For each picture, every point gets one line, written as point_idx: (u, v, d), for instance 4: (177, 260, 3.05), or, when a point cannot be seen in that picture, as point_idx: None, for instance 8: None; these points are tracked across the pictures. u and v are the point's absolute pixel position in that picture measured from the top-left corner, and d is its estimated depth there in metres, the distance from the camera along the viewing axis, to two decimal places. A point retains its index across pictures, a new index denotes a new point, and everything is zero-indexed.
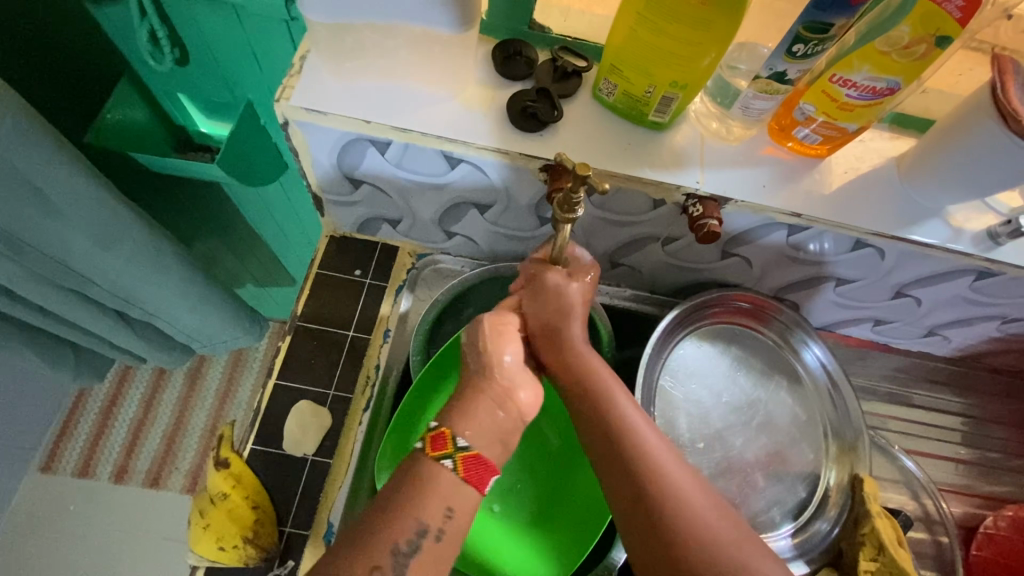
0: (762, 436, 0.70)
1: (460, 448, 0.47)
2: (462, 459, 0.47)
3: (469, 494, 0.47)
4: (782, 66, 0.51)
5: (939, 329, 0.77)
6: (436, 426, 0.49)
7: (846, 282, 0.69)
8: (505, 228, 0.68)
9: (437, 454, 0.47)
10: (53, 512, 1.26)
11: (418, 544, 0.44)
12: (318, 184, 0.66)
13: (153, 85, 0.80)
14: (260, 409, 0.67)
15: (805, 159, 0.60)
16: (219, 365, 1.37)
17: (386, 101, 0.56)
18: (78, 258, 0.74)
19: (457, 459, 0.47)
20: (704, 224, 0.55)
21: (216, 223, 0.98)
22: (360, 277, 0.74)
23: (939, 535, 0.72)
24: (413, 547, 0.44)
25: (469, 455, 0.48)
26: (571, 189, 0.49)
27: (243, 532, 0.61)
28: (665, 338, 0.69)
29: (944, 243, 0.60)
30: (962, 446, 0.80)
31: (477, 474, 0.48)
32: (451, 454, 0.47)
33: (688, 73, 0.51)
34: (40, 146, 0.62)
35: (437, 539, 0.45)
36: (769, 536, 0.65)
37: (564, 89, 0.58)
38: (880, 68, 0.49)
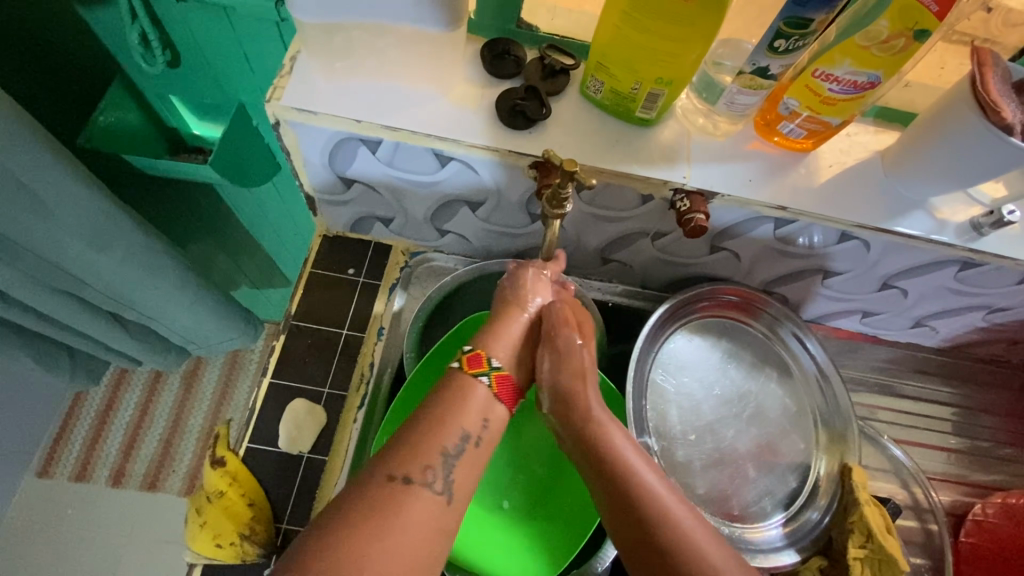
0: (753, 427, 0.70)
1: (495, 367, 0.52)
2: (498, 378, 0.52)
3: (499, 409, 0.52)
4: (765, 61, 0.52)
5: (926, 319, 0.78)
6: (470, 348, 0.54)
7: (833, 274, 0.70)
8: (496, 225, 0.69)
9: (476, 371, 0.52)
10: (51, 516, 1.26)
11: (463, 447, 0.48)
12: (311, 184, 0.67)
13: (145, 87, 0.80)
14: (256, 407, 0.67)
15: (791, 153, 0.61)
16: (215, 367, 1.38)
17: (376, 101, 0.57)
18: (72, 260, 0.75)
19: (492, 376, 0.52)
20: (691, 218, 0.56)
21: (210, 225, 0.98)
22: (354, 276, 0.75)
23: (928, 522, 0.73)
24: (458, 451, 0.47)
25: (502, 374, 0.53)
26: (559, 184, 0.51)
27: (240, 529, 0.63)
28: (655, 332, 0.70)
29: (928, 234, 0.60)
30: (952, 436, 0.81)
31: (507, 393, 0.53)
32: (487, 371, 0.52)
33: (674, 69, 0.52)
34: (32, 148, 0.62)
35: (478, 444, 0.49)
36: (760, 525, 0.66)
37: (553, 87, 0.59)
38: (861, 63, 0.50)
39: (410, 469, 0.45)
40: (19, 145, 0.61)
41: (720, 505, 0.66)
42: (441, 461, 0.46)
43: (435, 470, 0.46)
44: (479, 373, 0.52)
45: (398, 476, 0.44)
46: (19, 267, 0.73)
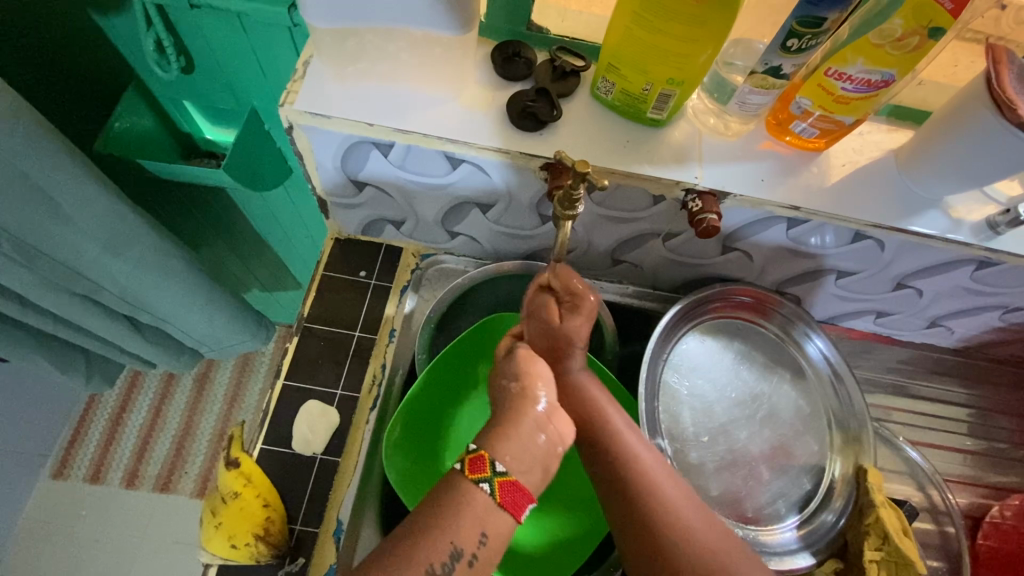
0: (766, 429, 0.70)
1: (498, 472, 0.48)
2: (471, 459, 0.49)
3: (499, 516, 0.48)
4: (778, 61, 0.52)
5: (941, 319, 0.77)
6: (474, 447, 0.50)
7: (846, 274, 0.70)
8: (506, 227, 0.69)
9: (475, 477, 0.48)
10: (66, 518, 1.27)
11: (450, 566, 0.45)
12: (323, 188, 0.67)
13: (160, 94, 0.82)
14: (269, 408, 0.68)
15: (803, 153, 0.61)
16: (227, 369, 1.39)
17: (388, 105, 0.57)
18: (88, 263, 0.76)
19: (495, 483, 0.48)
20: (703, 218, 0.56)
21: (222, 228, 0.99)
22: (365, 278, 0.75)
23: (945, 525, 0.72)
24: (447, 570, 0.45)
25: (476, 454, 0.49)
26: (571, 186, 0.51)
27: (254, 530, 0.61)
28: (667, 333, 0.69)
29: (943, 233, 0.60)
30: (968, 437, 0.80)
31: (512, 498, 0.49)
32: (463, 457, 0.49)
33: (685, 70, 0.52)
34: (51, 154, 0.63)
35: (470, 563, 0.46)
36: (774, 528, 0.65)
37: (564, 88, 0.59)
38: (875, 61, 0.50)
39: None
40: (38, 151, 0.62)
41: (734, 507, 0.65)
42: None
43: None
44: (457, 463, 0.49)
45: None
46: (37, 272, 0.74)
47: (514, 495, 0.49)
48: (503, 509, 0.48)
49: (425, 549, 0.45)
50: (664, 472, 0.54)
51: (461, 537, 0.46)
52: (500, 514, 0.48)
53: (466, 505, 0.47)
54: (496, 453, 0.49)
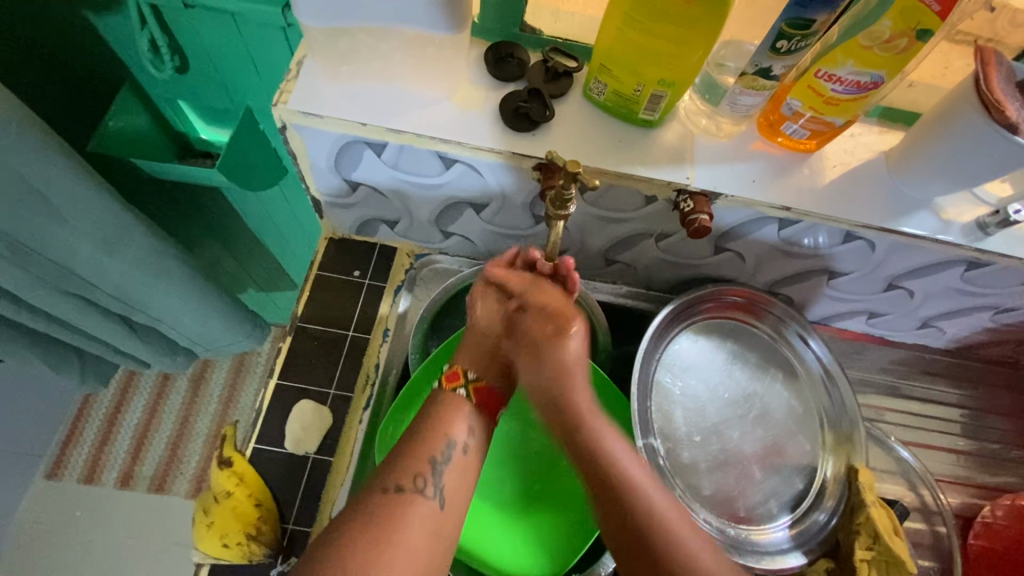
0: (759, 428, 0.70)
1: (471, 379, 0.60)
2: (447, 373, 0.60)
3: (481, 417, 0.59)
4: (767, 62, 0.52)
5: (933, 320, 0.77)
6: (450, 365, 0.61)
7: (838, 275, 0.70)
8: (500, 227, 0.69)
9: (452, 384, 0.59)
10: (60, 518, 1.27)
11: (450, 455, 0.55)
12: (317, 188, 0.67)
13: (155, 93, 0.81)
14: (262, 408, 0.68)
15: (794, 154, 0.61)
16: (222, 370, 1.38)
17: (381, 105, 0.57)
18: (82, 262, 0.75)
19: (469, 388, 0.59)
20: (694, 219, 0.56)
21: (217, 227, 0.99)
22: (359, 278, 0.75)
23: (937, 525, 0.72)
24: (446, 459, 0.55)
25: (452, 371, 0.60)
26: (562, 186, 0.51)
27: (247, 529, 0.62)
28: (659, 334, 0.69)
29: (933, 234, 0.60)
30: (961, 437, 0.81)
31: (485, 399, 0.60)
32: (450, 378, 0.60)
33: (676, 70, 0.52)
34: (45, 152, 0.63)
35: (464, 453, 0.56)
36: (766, 527, 0.65)
37: (556, 89, 0.59)
38: (864, 63, 0.50)
39: (403, 480, 0.52)
40: (32, 149, 0.62)
41: (726, 506, 0.66)
42: (429, 469, 0.53)
43: (425, 478, 0.53)
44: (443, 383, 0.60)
45: (392, 486, 0.52)
46: (30, 270, 0.74)
47: (484, 395, 0.60)
48: (480, 406, 0.59)
49: (425, 447, 0.54)
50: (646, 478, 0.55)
51: (454, 430, 0.56)
52: (478, 411, 0.59)
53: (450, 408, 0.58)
54: (467, 366, 0.60)
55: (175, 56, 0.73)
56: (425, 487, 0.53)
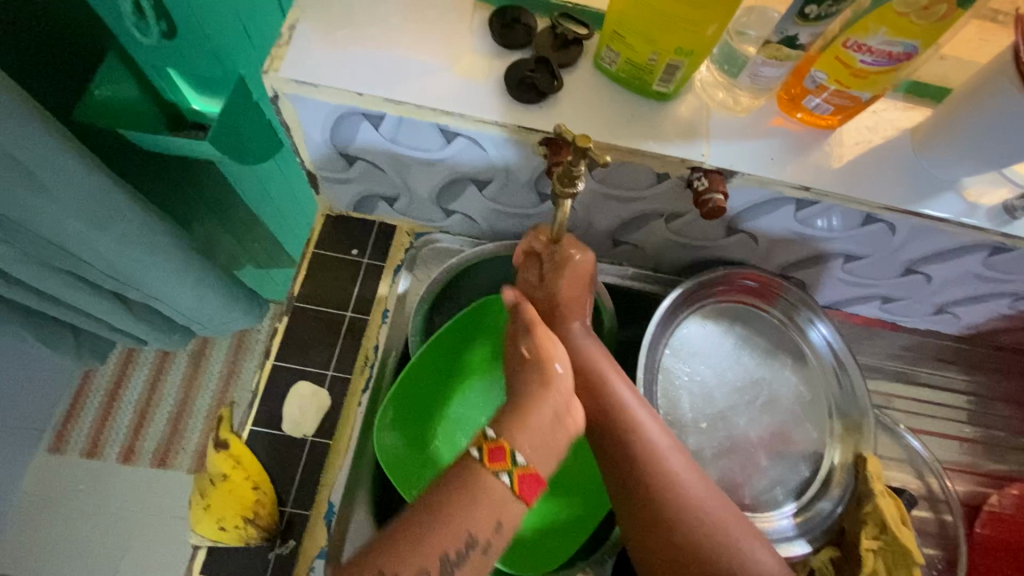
0: (766, 415, 0.69)
1: (518, 465, 0.45)
2: (490, 448, 0.45)
3: (515, 509, 0.45)
4: (794, 30, 0.49)
5: (948, 306, 0.75)
6: (493, 436, 0.46)
7: (854, 258, 0.68)
8: (503, 205, 0.67)
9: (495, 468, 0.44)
10: (64, 492, 1.27)
11: (465, 555, 0.42)
12: (312, 161, 0.64)
13: (143, 60, 0.77)
14: (259, 388, 0.67)
15: (815, 130, 0.58)
16: (222, 348, 1.37)
17: (379, 73, 0.54)
18: (72, 239, 0.73)
19: (514, 475, 0.45)
20: (709, 198, 0.53)
21: (215, 204, 0.96)
22: (357, 256, 0.73)
23: (943, 513, 0.71)
24: (460, 557, 0.42)
25: (496, 445, 0.45)
26: (571, 162, 0.48)
27: (243, 512, 0.66)
28: (667, 318, 0.67)
29: (958, 216, 0.57)
30: (967, 424, 0.79)
31: (531, 491, 0.45)
32: (479, 442, 0.45)
33: (694, 40, 0.48)
34: (26, 123, 0.60)
35: (484, 553, 0.43)
36: (771, 515, 0.64)
37: (565, 58, 0.56)
38: (897, 32, 0.47)
39: (402, 573, 0.40)
40: (12, 121, 0.58)
41: (730, 493, 0.65)
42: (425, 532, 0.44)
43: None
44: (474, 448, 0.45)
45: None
46: (16, 245, 0.72)
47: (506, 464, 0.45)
48: (520, 501, 0.45)
49: (440, 539, 0.42)
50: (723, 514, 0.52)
51: (477, 527, 0.43)
52: (515, 505, 0.45)
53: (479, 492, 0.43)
54: (516, 444, 0.46)
55: (162, 20, 0.68)
56: None
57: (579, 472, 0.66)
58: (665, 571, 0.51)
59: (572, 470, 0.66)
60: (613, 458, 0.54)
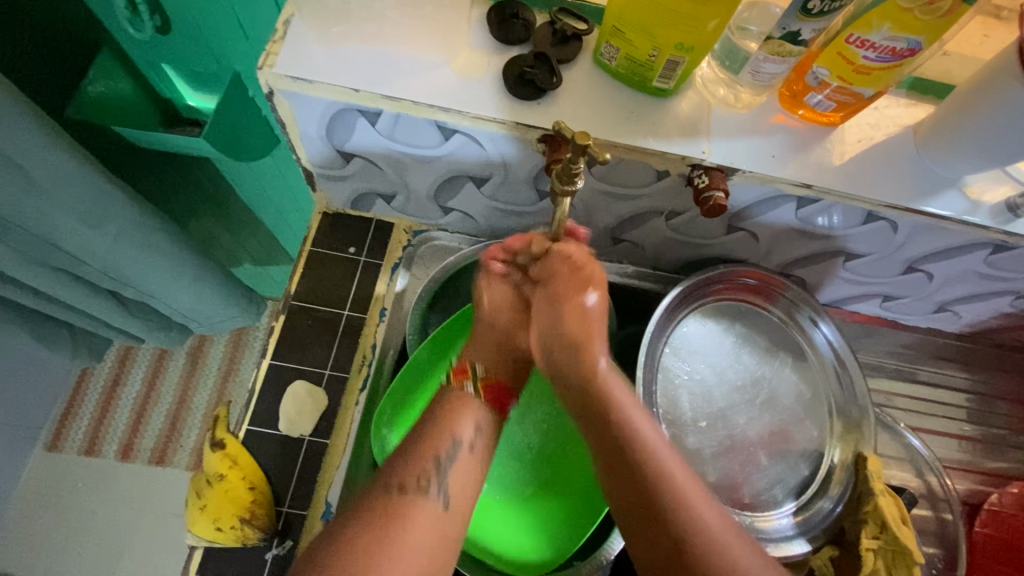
0: (766, 413, 0.68)
1: (479, 375, 0.60)
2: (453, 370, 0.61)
3: (491, 417, 0.59)
4: (796, 25, 0.48)
5: (949, 304, 0.75)
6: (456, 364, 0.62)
7: (855, 256, 0.67)
8: (501, 203, 0.66)
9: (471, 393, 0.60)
10: (62, 490, 1.27)
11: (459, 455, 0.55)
12: (309, 159, 0.64)
13: (135, 55, 0.75)
14: (255, 387, 0.66)
15: (816, 127, 0.57)
16: (220, 345, 1.36)
17: (376, 69, 0.53)
18: (66, 236, 0.72)
19: (477, 386, 0.60)
20: (709, 196, 0.53)
21: (211, 202, 0.95)
22: (355, 254, 0.72)
23: (943, 512, 0.71)
24: (452, 458, 0.55)
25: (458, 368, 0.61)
26: (570, 159, 0.47)
27: (241, 513, 0.62)
28: (666, 317, 0.67)
29: (960, 214, 0.57)
30: (967, 423, 0.79)
31: (497, 397, 0.60)
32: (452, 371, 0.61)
33: (695, 35, 0.48)
34: (17, 119, 0.59)
35: (471, 452, 0.56)
36: (771, 514, 0.64)
37: (564, 53, 0.55)
38: (901, 27, 0.46)
39: (407, 477, 0.53)
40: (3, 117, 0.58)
41: (730, 493, 0.64)
42: (434, 468, 0.54)
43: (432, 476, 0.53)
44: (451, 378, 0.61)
45: (396, 483, 0.52)
46: (11, 244, 0.71)
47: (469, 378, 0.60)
48: (489, 405, 0.60)
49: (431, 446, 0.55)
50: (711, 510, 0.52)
51: (460, 429, 0.57)
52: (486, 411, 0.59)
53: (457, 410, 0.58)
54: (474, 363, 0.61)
55: (155, 15, 0.67)
56: (429, 487, 0.53)
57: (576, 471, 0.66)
58: (626, 508, 0.53)
59: (567, 468, 0.66)
60: (592, 419, 0.57)
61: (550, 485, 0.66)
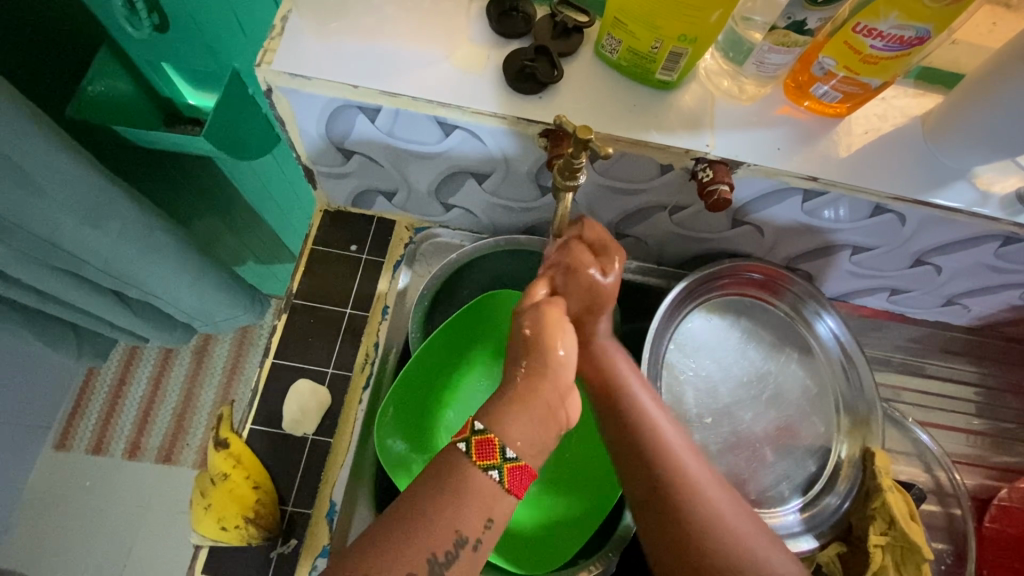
0: (772, 409, 0.68)
1: (509, 460, 0.42)
2: (478, 443, 0.42)
3: (507, 505, 0.43)
4: (802, 15, 0.47)
5: (957, 297, 0.74)
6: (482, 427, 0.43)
7: (862, 250, 0.66)
8: (503, 199, 0.66)
9: (484, 465, 0.42)
10: (71, 488, 1.28)
11: (456, 555, 0.40)
12: (308, 156, 0.63)
13: (136, 54, 0.75)
14: (258, 387, 0.66)
15: (823, 119, 0.56)
16: (224, 344, 1.37)
17: (374, 65, 0.53)
18: (68, 237, 0.72)
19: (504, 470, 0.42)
20: (715, 189, 0.52)
21: (211, 201, 0.95)
22: (357, 252, 0.72)
23: (951, 507, 0.71)
24: (450, 559, 0.40)
25: (516, 466, 0.43)
26: (572, 154, 0.47)
27: (245, 512, 0.62)
28: (671, 312, 0.66)
29: (969, 206, 0.56)
30: (976, 417, 0.78)
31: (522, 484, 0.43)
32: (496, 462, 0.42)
33: (698, 27, 0.47)
34: (16, 120, 0.59)
35: (475, 549, 0.41)
36: (777, 510, 0.64)
37: (565, 47, 0.54)
38: (910, 15, 0.45)
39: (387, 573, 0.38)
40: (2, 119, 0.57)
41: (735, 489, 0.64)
42: (426, 569, 0.39)
43: None
44: (489, 467, 0.42)
45: None
46: (13, 245, 0.71)
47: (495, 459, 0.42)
48: (511, 495, 0.43)
49: (423, 539, 0.39)
50: (680, 440, 0.52)
51: (465, 526, 0.41)
52: (507, 501, 0.43)
53: (466, 485, 0.41)
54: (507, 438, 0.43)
55: (153, 14, 0.67)
56: None
57: (585, 470, 0.66)
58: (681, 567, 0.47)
59: (576, 468, 0.67)
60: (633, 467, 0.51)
61: (558, 485, 0.66)
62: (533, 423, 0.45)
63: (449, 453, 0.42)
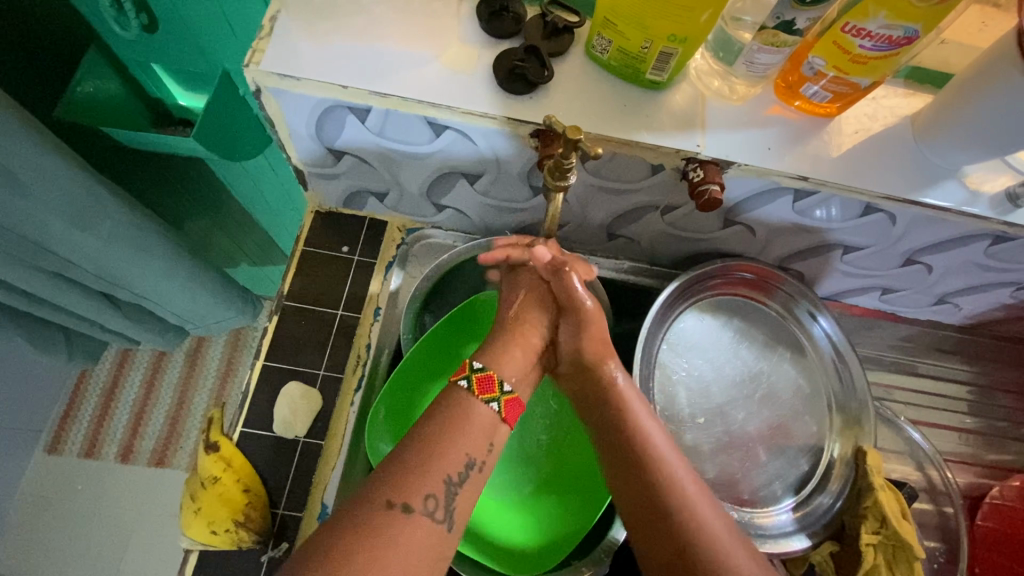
0: (765, 409, 0.68)
1: (504, 391, 0.52)
2: (479, 379, 0.52)
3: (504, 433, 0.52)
4: (791, 14, 0.47)
5: (949, 296, 0.74)
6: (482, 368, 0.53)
7: (854, 249, 0.66)
8: (495, 200, 0.65)
9: (485, 397, 0.51)
10: (62, 492, 1.27)
11: (467, 475, 0.47)
12: (299, 157, 0.63)
13: (125, 55, 0.74)
14: (248, 390, 0.65)
15: (814, 119, 0.56)
16: (218, 346, 1.36)
17: (364, 65, 0.52)
18: (57, 239, 0.71)
19: (502, 402, 0.52)
20: (705, 190, 0.52)
21: (202, 202, 0.94)
22: (348, 253, 0.72)
23: (943, 505, 0.71)
24: (462, 479, 0.47)
25: (512, 398, 0.52)
26: (562, 154, 0.47)
27: (235, 515, 0.65)
28: (664, 313, 0.66)
29: (959, 205, 0.56)
30: (968, 416, 0.79)
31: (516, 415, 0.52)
32: (497, 397, 0.51)
33: (688, 26, 0.47)
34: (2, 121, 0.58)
35: (481, 471, 0.48)
36: (769, 510, 0.64)
37: (555, 47, 0.54)
38: (898, 15, 0.45)
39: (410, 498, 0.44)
40: None
41: (729, 489, 0.64)
42: (443, 489, 0.45)
43: (437, 499, 0.45)
44: (489, 399, 0.51)
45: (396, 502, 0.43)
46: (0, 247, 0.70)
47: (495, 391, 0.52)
48: (507, 424, 0.52)
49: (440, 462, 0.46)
50: (687, 473, 0.52)
51: (473, 448, 0.48)
52: (502, 428, 0.51)
53: (470, 416, 0.49)
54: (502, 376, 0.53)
55: (141, 14, 0.67)
56: (437, 511, 0.45)
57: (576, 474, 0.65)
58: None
59: (570, 468, 0.66)
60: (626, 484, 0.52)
61: (550, 489, 0.66)
62: (523, 360, 0.56)
63: (454, 390, 0.51)
